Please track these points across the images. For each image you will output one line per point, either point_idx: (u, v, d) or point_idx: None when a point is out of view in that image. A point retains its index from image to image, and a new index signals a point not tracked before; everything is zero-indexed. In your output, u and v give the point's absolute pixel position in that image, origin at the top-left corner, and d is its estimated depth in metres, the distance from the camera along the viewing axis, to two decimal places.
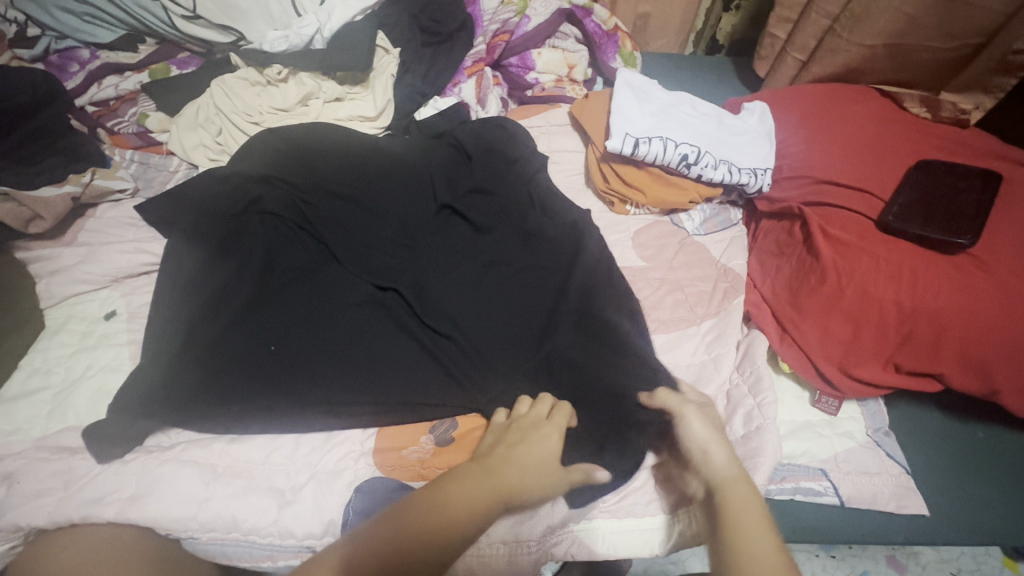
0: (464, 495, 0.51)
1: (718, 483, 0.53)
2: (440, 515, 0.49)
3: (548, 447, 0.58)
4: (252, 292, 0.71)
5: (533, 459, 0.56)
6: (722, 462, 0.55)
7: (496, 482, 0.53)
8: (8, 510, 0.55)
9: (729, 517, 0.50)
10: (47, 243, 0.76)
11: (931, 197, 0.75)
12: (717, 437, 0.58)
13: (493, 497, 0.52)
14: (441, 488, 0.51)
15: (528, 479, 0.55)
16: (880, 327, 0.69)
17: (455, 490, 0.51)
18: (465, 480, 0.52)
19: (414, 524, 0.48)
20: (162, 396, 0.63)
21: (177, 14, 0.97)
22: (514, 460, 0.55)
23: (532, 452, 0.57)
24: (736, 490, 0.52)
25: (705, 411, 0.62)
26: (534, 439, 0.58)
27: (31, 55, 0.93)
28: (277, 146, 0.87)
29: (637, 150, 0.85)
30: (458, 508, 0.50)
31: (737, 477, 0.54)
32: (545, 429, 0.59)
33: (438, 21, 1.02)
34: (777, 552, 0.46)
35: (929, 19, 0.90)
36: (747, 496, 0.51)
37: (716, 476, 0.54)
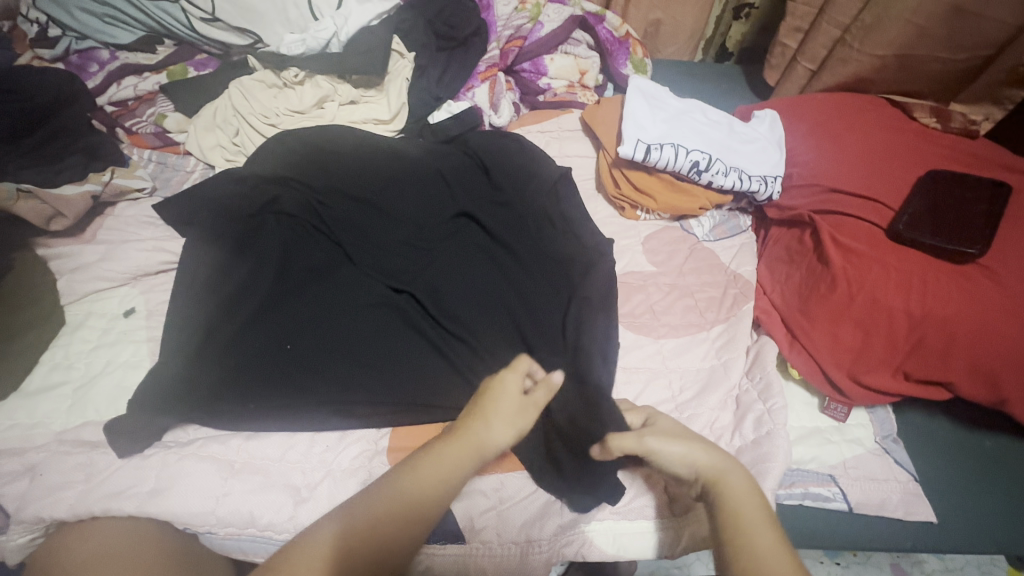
0: (434, 468, 0.52)
1: (711, 479, 0.53)
2: (412, 494, 0.50)
3: (511, 396, 0.58)
4: (269, 291, 0.73)
5: (499, 410, 0.57)
6: (705, 455, 0.55)
7: (468, 440, 0.55)
8: (31, 502, 0.56)
9: (728, 511, 0.50)
10: (68, 240, 0.78)
11: (941, 206, 0.76)
12: (687, 437, 0.57)
13: (466, 455, 0.54)
14: (410, 467, 0.52)
15: (496, 429, 0.56)
16: (889, 334, 0.70)
17: (424, 464, 0.52)
18: (438, 451, 0.54)
19: (385, 506, 0.49)
20: (181, 392, 0.64)
21: (196, 16, 0.99)
22: (481, 416, 0.56)
23: (498, 405, 0.57)
24: (731, 480, 0.53)
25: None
26: (492, 392, 0.58)
27: (52, 55, 0.94)
28: (294, 147, 0.89)
29: (648, 156, 0.86)
30: (432, 480, 0.52)
31: (729, 471, 0.54)
32: (503, 378, 0.60)
33: (453, 26, 1.03)
34: (780, 542, 0.48)
35: (940, 31, 0.91)
36: (742, 489, 0.52)
37: (707, 473, 0.54)
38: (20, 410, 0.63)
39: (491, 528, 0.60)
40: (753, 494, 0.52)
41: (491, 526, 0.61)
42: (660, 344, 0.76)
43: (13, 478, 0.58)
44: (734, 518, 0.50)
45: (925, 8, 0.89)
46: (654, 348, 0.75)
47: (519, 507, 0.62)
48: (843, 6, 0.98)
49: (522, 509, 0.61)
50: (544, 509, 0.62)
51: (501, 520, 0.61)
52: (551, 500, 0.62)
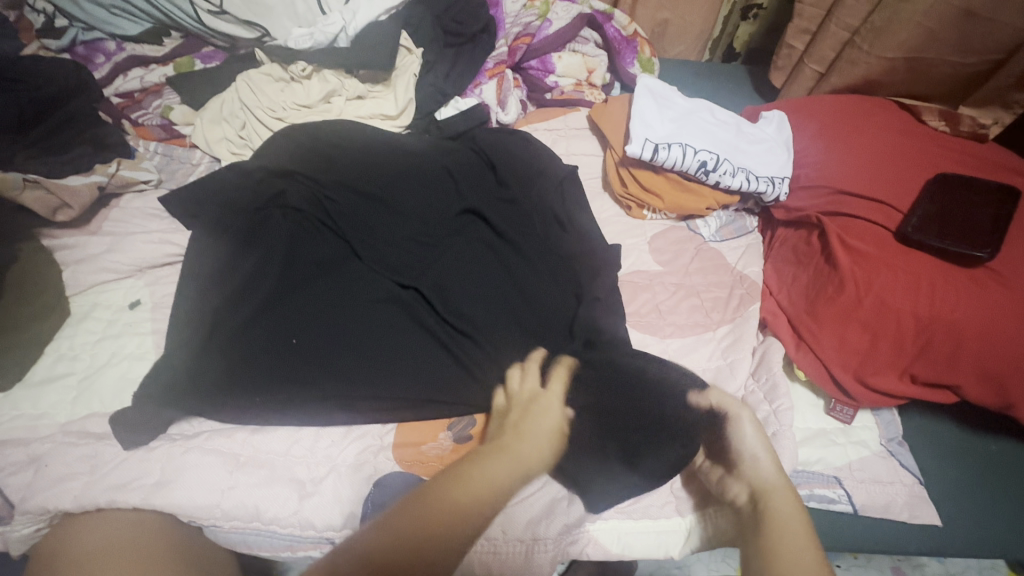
0: (485, 480, 0.51)
1: (762, 489, 0.55)
2: (462, 503, 0.48)
3: (554, 418, 0.61)
4: (275, 284, 0.72)
5: (544, 431, 0.59)
6: (771, 470, 0.56)
7: (517, 456, 0.55)
8: (35, 494, 0.56)
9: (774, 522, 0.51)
10: (73, 231, 0.77)
11: (949, 210, 0.76)
12: (765, 447, 0.59)
13: (514, 470, 0.54)
14: (459, 477, 0.51)
15: (540, 449, 0.58)
16: (896, 336, 0.70)
17: (474, 475, 0.51)
18: (487, 464, 0.53)
19: (441, 515, 0.47)
20: (186, 384, 0.64)
21: (203, 9, 0.98)
22: (526, 433, 0.58)
23: (540, 425, 0.59)
24: (779, 495, 0.53)
25: (725, 408, 0.63)
26: (538, 415, 0.61)
27: (58, 45, 0.94)
28: (302, 141, 0.88)
29: (656, 156, 0.86)
30: (481, 492, 0.50)
31: (779, 486, 0.55)
32: (549, 402, 0.62)
33: (461, 22, 1.03)
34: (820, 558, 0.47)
35: (950, 35, 0.91)
36: (792, 506, 0.52)
37: (760, 484, 0.55)
38: (26, 401, 0.63)
39: (497, 524, 0.60)
40: (799, 512, 0.52)
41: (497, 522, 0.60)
42: (665, 344, 0.76)
43: (18, 468, 0.58)
44: (777, 527, 0.50)
45: (935, 11, 0.89)
46: (660, 347, 0.75)
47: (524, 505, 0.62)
48: (852, 9, 0.98)
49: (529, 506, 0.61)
50: (550, 507, 0.62)
51: (507, 517, 0.60)
52: (557, 497, 0.62)
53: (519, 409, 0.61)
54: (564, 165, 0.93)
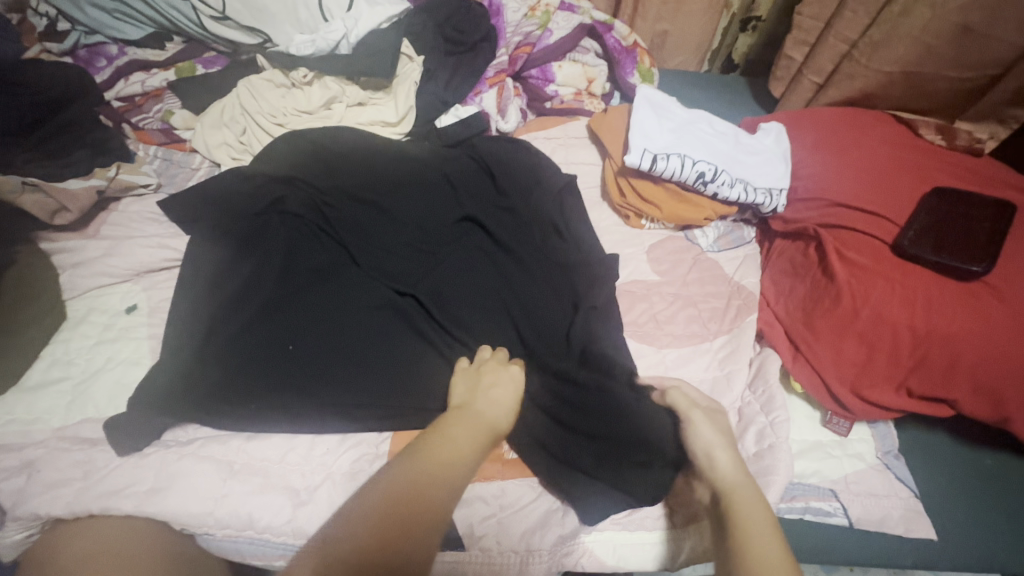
0: (450, 450, 0.52)
1: (725, 487, 0.55)
2: (430, 474, 0.50)
3: (516, 384, 0.62)
4: (273, 290, 0.72)
5: (506, 392, 0.61)
6: (728, 466, 0.56)
7: (481, 422, 0.56)
8: (28, 499, 0.55)
9: (736, 518, 0.51)
10: (71, 235, 0.77)
11: (945, 224, 0.77)
12: (723, 441, 0.59)
13: (480, 435, 0.55)
14: (422, 452, 0.52)
15: (504, 411, 0.59)
16: (893, 350, 0.70)
17: (440, 448, 0.52)
18: (450, 432, 0.54)
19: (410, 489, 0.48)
20: (182, 390, 0.64)
21: (205, 14, 0.99)
22: (488, 398, 0.59)
23: (502, 390, 0.61)
24: (743, 493, 0.53)
25: (714, 420, 0.62)
26: (504, 380, 0.62)
27: (60, 49, 0.95)
28: (302, 147, 0.88)
29: (654, 166, 0.86)
30: (448, 461, 0.51)
31: (742, 483, 0.55)
32: (513, 369, 0.63)
33: (463, 31, 1.03)
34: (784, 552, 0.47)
35: (948, 49, 0.92)
36: (754, 502, 0.52)
37: (722, 482, 0.55)
38: (19, 405, 0.63)
39: (491, 536, 0.60)
40: (762, 509, 0.52)
41: (491, 533, 0.60)
42: (662, 354, 0.76)
43: (10, 473, 0.58)
44: (743, 526, 0.50)
45: (933, 26, 0.90)
46: (657, 358, 0.75)
47: (519, 515, 0.62)
48: (852, 21, 0.99)
49: (522, 517, 0.61)
50: (545, 519, 0.62)
51: (501, 529, 0.60)
52: (552, 508, 0.62)
53: (480, 373, 0.63)
54: (564, 175, 0.92)
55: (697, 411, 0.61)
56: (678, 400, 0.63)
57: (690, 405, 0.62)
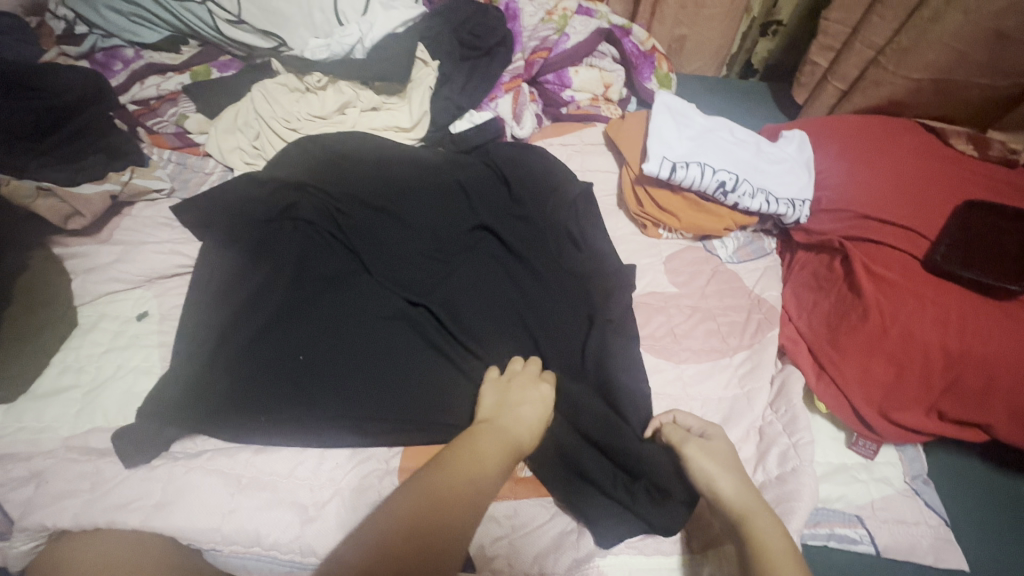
0: (475, 465, 0.50)
1: (739, 514, 0.52)
2: (454, 490, 0.48)
3: (544, 403, 0.60)
4: (284, 299, 0.71)
5: (534, 411, 0.59)
6: (734, 493, 0.54)
7: (507, 440, 0.54)
8: (35, 510, 0.55)
9: (757, 548, 0.48)
10: (84, 240, 0.77)
11: (978, 239, 0.74)
12: (726, 467, 0.56)
13: (505, 456, 0.53)
14: (443, 465, 0.50)
15: (530, 431, 0.57)
16: (924, 370, 0.67)
17: (466, 461, 0.50)
18: (478, 447, 0.52)
19: (438, 509, 0.46)
20: (191, 401, 0.63)
21: (221, 18, 0.99)
22: (515, 415, 0.57)
23: (529, 408, 0.59)
24: (758, 519, 0.51)
25: (711, 447, 0.59)
26: (532, 397, 0.60)
27: (77, 52, 0.96)
28: (315, 153, 0.88)
29: (673, 175, 0.84)
30: (477, 476, 0.50)
31: (758, 510, 0.52)
32: (543, 388, 0.61)
33: (479, 35, 1.02)
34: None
35: (981, 55, 0.88)
36: (772, 530, 0.50)
37: (735, 510, 0.53)
38: (29, 413, 0.62)
39: (503, 557, 0.58)
40: (780, 534, 0.50)
41: (503, 554, 0.58)
42: (680, 369, 0.73)
43: (18, 483, 0.57)
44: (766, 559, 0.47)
45: (966, 32, 0.87)
46: (675, 373, 0.73)
47: (532, 536, 0.60)
48: (878, 27, 0.97)
49: (535, 539, 0.59)
50: (558, 541, 0.60)
51: (514, 550, 0.59)
52: (565, 530, 0.60)
53: (507, 388, 0.61)
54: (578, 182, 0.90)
55: (690, 441, 0.59)
56: (673, 432, 0.61)
57: (683, 438, 0.60)
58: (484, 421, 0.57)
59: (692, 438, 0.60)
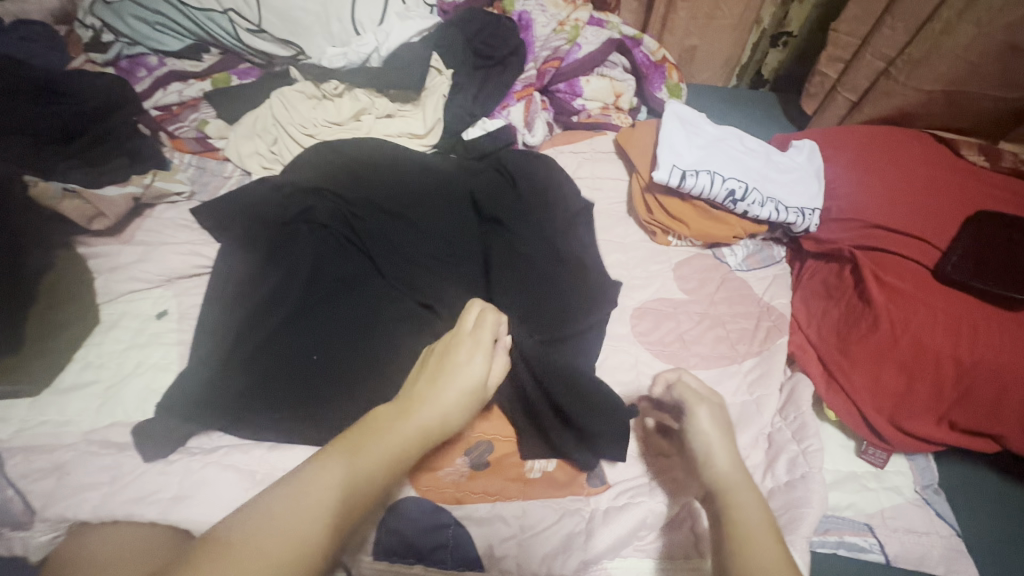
0: (373, 456, 0.48)
1: (722, 487, 0.52)
2: (368, 475, 0.46)
3: (471, 381, 0.55)
4: (300, 301, 0.73)
5: (455, 390, 0.54)
6: (730, 467, 0.54)
7: (416, 426, 0.51)
8: (57, 501, 0.56)
9: (729, 514, 0.49)
10: (106, 240, 0.79)
11: (991, 249, 0.74)
12: (724, 439, 0.57)
13: (409, 437, 0.50)
14: (356, 448, 0.48)
15: (445, 412, 0.53)
16: (936, 380, 0.67)
17: (364, 449, 0.48)
18: (377, 431, 0.50)
19: (317, 499, 0.43)
20: (208, 398, 0.64)
21: (242, 27, 1.03)
22: (429, 395, 0.54)
23: (451, 391, 0.54)
24: (740, 493, 0.51)
25: (719, 417, 0.59)
26: (456, 373, 0.55)
27: (104, 59, 1.00)
28: (331, 158, 0.89)
29: (683, 182, 0.85)
30: (373, 465, 0.47)
31: (742, 485, 0.52)
32: (474, 364, 0.56)
33: (492, 45, 1.04)
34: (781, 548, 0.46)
35: (992, 68, 0.89)
36: (750, 501, 0.50)
37: (718, 483, 0.53)
38: (52, 407, 0.64)
39: (511, 558, 0.59)
40: (760, 507, 0.50)
41: (511, 555, 0.59)
42: None
43: (41, 475, 0.58)
44: (738, 527, 0.48)
45: (977, 44, 0.88)
46: None
47: (540, 537, 0.60)
48: (889, 38, 0.97)
49: (540, 540, 0.60)
50: (567, 543, 0.60)
51: (522, 551, 0.59)
52: (574, 531, 0.61)
53: (433, 369, 0.56)
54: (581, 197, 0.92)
55: (702, 406, 0.59)
56: (687, 393, 0.61)
57: (698, 399, 0.60)
58: (394, 399, 0.54)
59: (707, 403, 0.60)
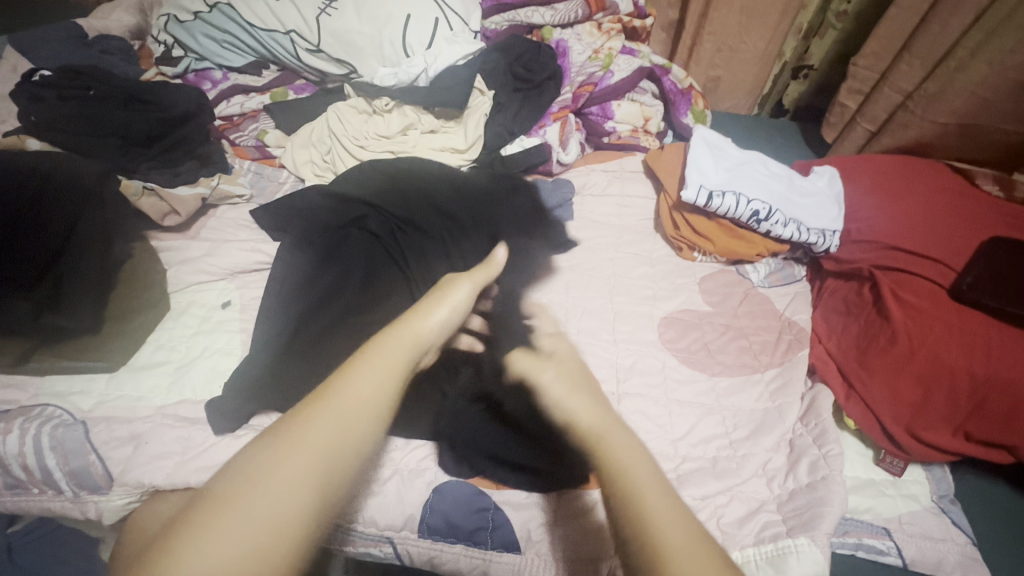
0: (364, 394, 0.44)
1: (596, 434, 0.49)
2: (357, 420, 0.43)
3: (458, 299, 0.57)
4: (354, 299, 0.77)
5: (440, 304, 0.56)
6: (588, 413, 0.51)
7: (398, 356, 0.49)
8: (134, 467, 0.62)
9: (609, 461, 0.46)
10: (175, 235, 0.86)
11: (1003, 272, 0.78)
12: (572, 388, 0.55)
13: (396, 367, 0.48)
14: (332, 394, 0.44)
15: (375, 391, 0.45)
16: (952, 393, 0.71)
17: (350, 389, 0.45)
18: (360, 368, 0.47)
19: (298, 470, 0.40)
20: (271, 381, 0.69)
21: (302, 48, 1.12)
22: (352, 376, 0.46)
23: (444, 308, 0.55)
24: (612, 436, 0.48)
25: (563, 372, 0.60)
26: (446, 297, 0.57)
27: (173, 72, 1.10)
28: (383, 169, 0.95)
29: (710, 202, 0.91)
30: (372, 400, 0.45)
31: (611, 426, 0.50)
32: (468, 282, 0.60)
33: (531, 70, 1.11)
34: (679, 507, 0.42)
35: (1006, 104, 0.94)
36: (624, 442, 0.48)
37: (590, 428, 0.50)
38: (128, 384, 0.70)
39: (546, 541, 0.62)
40: (633, 446, 0.47)
41: (547, 538, 0.62)
42: (714, 382, 0.78)
43: (119, 443, 0.64)
44: (616, 467, 0.46)
45: (991, 81, 0.93)
46: (709, 385, 0.77)
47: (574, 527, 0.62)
48: (907, 74, 1.03)
49: (568, 530, 0.62)
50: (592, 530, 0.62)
51: (556, 536, 0.62)
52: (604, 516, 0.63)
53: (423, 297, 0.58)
54: (603, 239, 0.96)
55: (541, 373, 0.59)
56: (526, 366, 0.61)
57: (537, 367, 0.61)
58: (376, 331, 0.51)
59: (545, 368, 0.60)
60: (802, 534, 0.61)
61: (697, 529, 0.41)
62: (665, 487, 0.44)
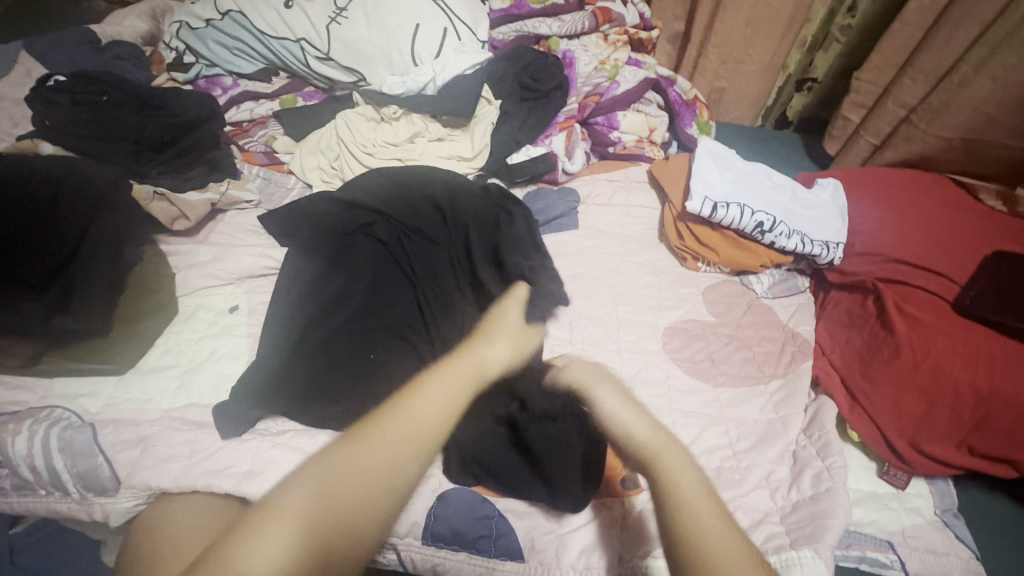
0: (405, 422, 0.51)
1: (653, 453, 0.52)
2: (395, 444, 0.49)
3: (515, 342, 0.66)
4: (360, 305, 0.77)
5: (495, 345, 0.64)
6: (649, 433, 0.54)
7: (447, 389, 0.55)
8: (141, 470, 0.62)
9: (668, 484, 0.50)
10: (185, 239, 0.87)
11: (1007, 287, 0.78)
12: (626, 405, 0.57)
13: (446, 397, 0.55)
14: (379, 419, 0.51)
15: (427, 417, 0.52)
16: (956, 407, 0.71)
17: (396, 414, 0.51)
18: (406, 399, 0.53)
19: (336, 481, 0.46)
20: (278, 385, 0.70)
21: (312, 55, 1.13)
22: (403, 403, 0.52)
23: (500, 345, 0.65)
24: (671, 454, 0.52)
25: (630, 397, 0.58)
26: (504, 338, 0.66)
27: (185, 78, 1.11)
28: (390, 175, 0.96)
29: (714, 213, 0.91)
30: (415, 424, 0.51)
31: (671, 446, 0.53)
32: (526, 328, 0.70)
33: (539, 80, 1.13)
34: (743, 542, 0.46)
35: (1009, 120, 0.95)
36: (683, 462, 0.51)
37: (647, 446, 0.53)
38: (136, 387, 0.70)
39: (551, 550, 0.62)
40: (691, 468, 0.51)
41: (551, 548, 0.62)
42: (718, 392, 0.78)
43: (127, 446, 0.65)
44: (677, 487, 0.49)
45: (994, 97, 0.94)
46: (713, 396, 0.77)
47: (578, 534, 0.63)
48: (911, 89, 1.04)
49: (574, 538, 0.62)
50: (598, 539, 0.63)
51: (561, 545, 0.63)
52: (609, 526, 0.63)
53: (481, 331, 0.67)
54: (607, 248, 0.97)
55: (596, 390, 0.59)
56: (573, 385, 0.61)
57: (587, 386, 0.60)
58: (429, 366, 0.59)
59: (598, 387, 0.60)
60: (805, 546, 0.61)
61: (752, 555, 0.46)
62: (721, 509, 0.48)
